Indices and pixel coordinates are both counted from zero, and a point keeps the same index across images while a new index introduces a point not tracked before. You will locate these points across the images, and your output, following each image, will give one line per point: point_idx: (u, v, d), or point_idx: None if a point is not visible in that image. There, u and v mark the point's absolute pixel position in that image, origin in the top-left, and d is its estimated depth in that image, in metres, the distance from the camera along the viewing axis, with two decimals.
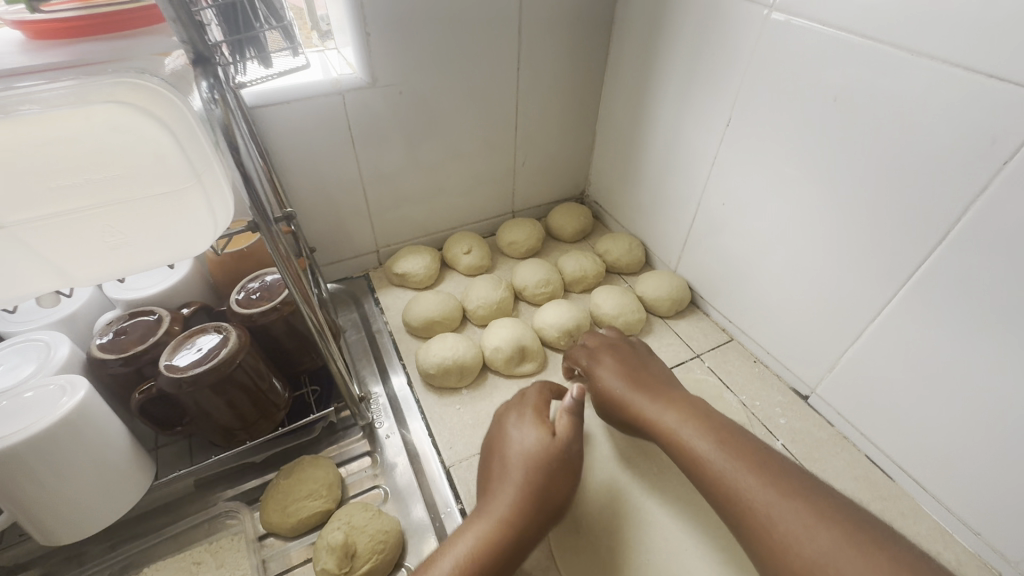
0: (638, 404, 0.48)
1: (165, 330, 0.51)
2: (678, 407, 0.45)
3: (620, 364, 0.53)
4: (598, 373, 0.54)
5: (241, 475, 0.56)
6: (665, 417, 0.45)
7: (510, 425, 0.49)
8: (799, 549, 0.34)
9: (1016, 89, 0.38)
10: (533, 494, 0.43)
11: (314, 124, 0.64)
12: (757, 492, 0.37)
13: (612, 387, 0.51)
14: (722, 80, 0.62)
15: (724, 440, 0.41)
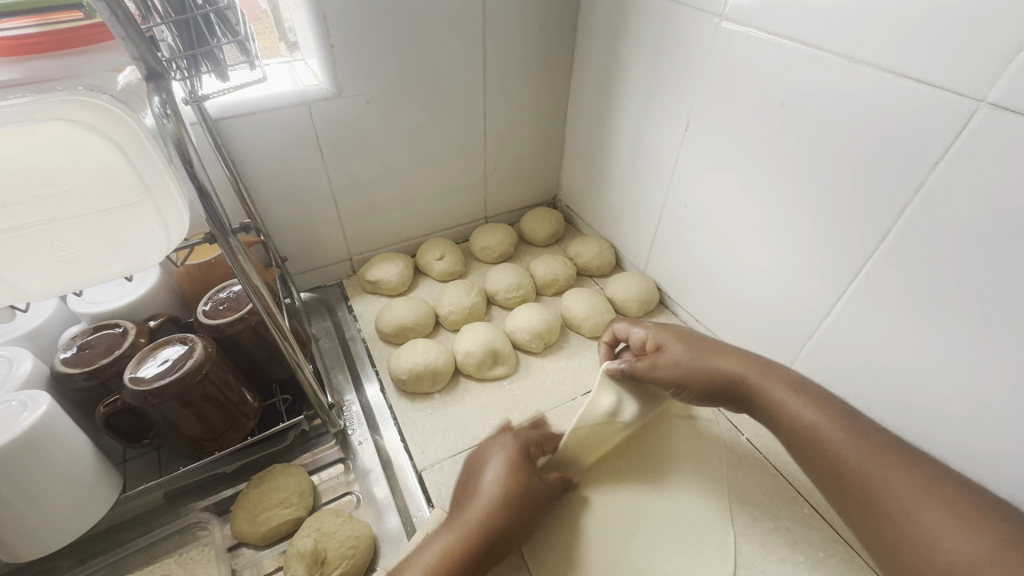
0: (721, 371, 0.49)
1: (130, 343, 0.51)
2: (771, 375, 0.47)
3: (680, 331, 0.54)
4: (660, 340, 0.54)
5: (213, 485, 0.56)
6: (768, 386, 0.47)
7: (493, 452, 0.50)
8: (908, 516, 0.37)
9: (941, 93, 0.41)
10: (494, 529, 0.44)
11: (282, 134, 0.64)
12: (891, 482, 0.39)
13: (682, 352, 0.52)
14: (682, 86, 0.64)
15: (828, 410, 0.44)
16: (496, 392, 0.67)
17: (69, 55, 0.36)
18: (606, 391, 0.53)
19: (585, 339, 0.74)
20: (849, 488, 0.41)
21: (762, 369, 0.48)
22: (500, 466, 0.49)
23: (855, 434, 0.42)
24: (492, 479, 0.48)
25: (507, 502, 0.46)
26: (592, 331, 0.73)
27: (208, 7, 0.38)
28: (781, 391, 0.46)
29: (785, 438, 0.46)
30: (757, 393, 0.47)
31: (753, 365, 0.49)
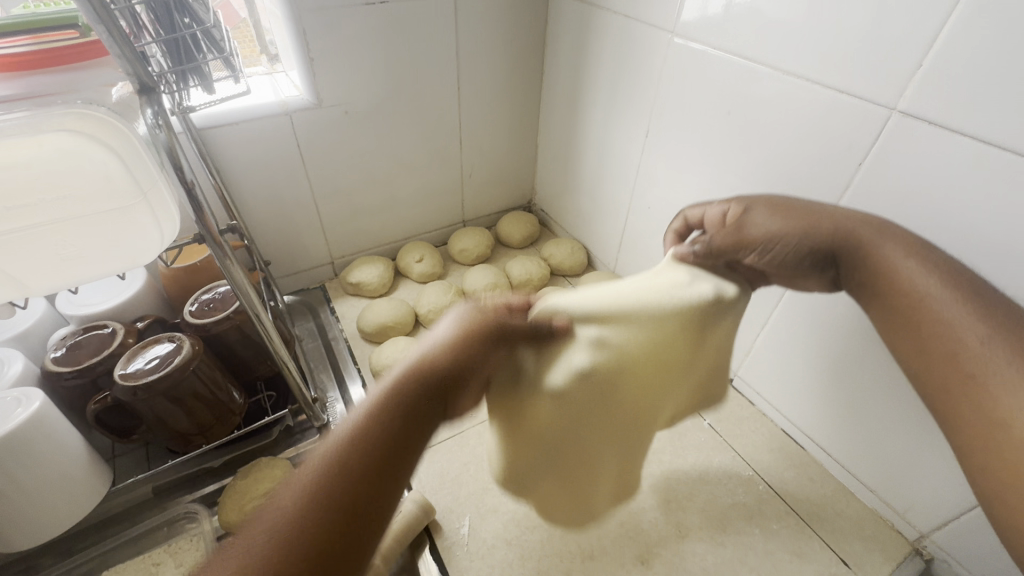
0: (827, 235, 0.40)
1: (118, 343, 0.54)
2: (891, 234, 0.38)
3: (773, 199, 0.42)
4: (752, 210, 0.42)
5: (200, 480, 0.58)
6: (880, 249, 0.38)
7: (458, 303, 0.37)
8: (994, 395, 0.31)
9: (859, 103, 0.46)
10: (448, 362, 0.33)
11: (264, 141, 0.67)
12: (987, 357, 0.31)
13: (776, 221, 0.41)
14: (643, 95, 0.69)
15: (954, 279, 0.35)
16: None
17: (59, 70, 0.39)
18: (680, 272, 0.43)
19: None
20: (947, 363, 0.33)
21: (881, 228, 0.38)
22: (473, 308, 0.36)
23: (979, 305, 0.33)
24: (458, 327, 0.35)
25: (467, 331, 0.35)
26: None
27: (195, 25, 0.41)
28: (895, 253, 0.37)
29: (889, 310, 0.37)
30: (867, 258, 0.38)
31: (863, 223, 0.40)
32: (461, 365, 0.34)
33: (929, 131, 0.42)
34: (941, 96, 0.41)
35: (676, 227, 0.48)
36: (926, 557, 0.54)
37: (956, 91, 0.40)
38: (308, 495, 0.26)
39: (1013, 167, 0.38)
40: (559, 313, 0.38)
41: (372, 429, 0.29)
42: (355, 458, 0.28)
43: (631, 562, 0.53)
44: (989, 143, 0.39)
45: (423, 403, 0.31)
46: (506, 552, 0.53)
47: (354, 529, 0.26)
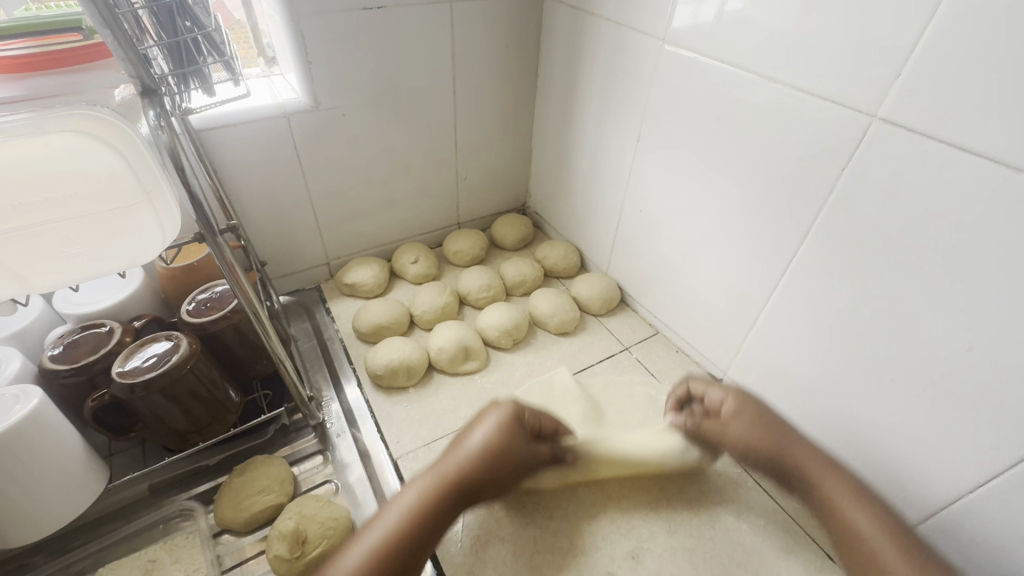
0: (788, 455, 0.53)
1: (116, 341, 0.54)
2: (839, 487, 0.50)
3: (752, 416, 0.56)
4: (730, 428, 0.57)
5: (195, 479, 0.59)
6: (837, 498, 0.49)
7: (493, 408, 0.53)
8: None
9: (841, 109, 0.48)
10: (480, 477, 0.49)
11: (262, 144, 0.68)
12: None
13: (743, 434, 0.56)
14: (635, 101, 0.70)
15: (888, 523, 0.47)
16: (469, 385, 0.71)
17: (71, 70, 0.40)
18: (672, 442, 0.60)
19: (552, 335, 0.79)
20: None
21: (838, 484, 0.50)
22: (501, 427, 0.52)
23: (909, 548, 0.44)
24: (491, 439, 0.51)
25: (501, 438, 0.51)
26: (558, 327, 0.78)
27: (196, 30, 0.42)
28: (836, 488, 0.50)
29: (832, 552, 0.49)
30: (810, 486, 0.52)
31: (811, 458, 0.53)
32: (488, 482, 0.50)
33: (909, 136, 0.44)
34: (919, 103, 0.42)
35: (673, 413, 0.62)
36: None
37: (935, 99, 0.41)
38: (397, 525, 0.44)
39: (989, 173, 0.40)
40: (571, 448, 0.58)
41: (428, 513, 0.46)
42: (422, 523, 0.45)
43: (621, 557, 0.54)
44: (967, 149, 0.40)
45: (454, 504, 0.48)
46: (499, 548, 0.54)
47: (431, 532, 0.45)
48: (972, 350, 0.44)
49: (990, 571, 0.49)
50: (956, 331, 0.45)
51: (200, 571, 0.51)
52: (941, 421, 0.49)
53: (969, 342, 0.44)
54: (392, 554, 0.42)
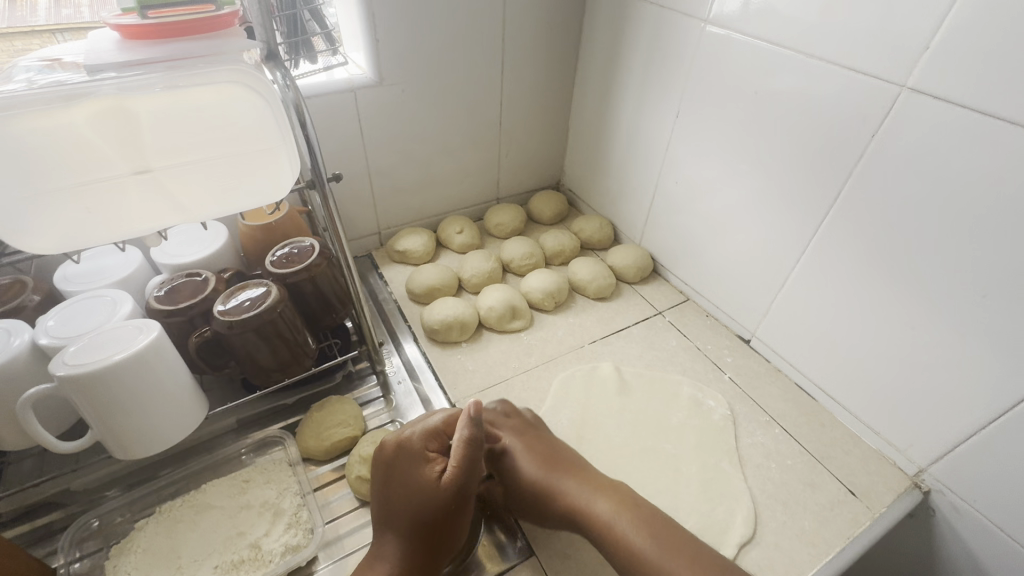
0: (560, 496, 0.53)
1: (211, 288, 0.60)
2: (601, 498, 0.52)
3: (529, 446, 0.58)
4: (511, 455, 0.57)
5: (275, 416, 0.65)
6: (595, 510, 0.51)
7: (404, 445, 0.52)
8: None
9: (872, 80, 0.53)
10: (409, 548, 0.48)
11: (329, 116, 0.74)
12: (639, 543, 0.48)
13: (531, 470, 0.55)
14: (676, 80, 0.75)
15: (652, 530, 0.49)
16: (515, 342, 0.77)
17: (212, 35, 0.46)
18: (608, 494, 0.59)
19: (590, 300, 0.85)
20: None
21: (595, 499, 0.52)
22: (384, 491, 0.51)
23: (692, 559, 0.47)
24: (383, 512, 0.50)
25: (420, 500, 0.49)
26: (596, 292, 0.84)
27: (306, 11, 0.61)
28: (602, 508, 0.51)
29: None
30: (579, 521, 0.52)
31: (573, 487, 0.54)
32: (420, 538, 0.48)
33: (936, 104, 0.49)
34: (947, 71, 0.48)
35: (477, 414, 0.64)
36: (924, 490, 0.61)
37: (961, 68, 0.46)
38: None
39: (1006, 133, 0.45)
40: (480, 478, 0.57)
41: None
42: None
43: (662, 489, 0.61)
44: (987, 113, 0.46)
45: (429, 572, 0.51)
46: None
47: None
48: (984, 296, 0.50)
49: (1000, 499, 0.54)
50: (970, 279, 0.51)
51: (290, 489, 0.57)
52: (955, 364, 0.54)
53: (984, 288, 0.50)
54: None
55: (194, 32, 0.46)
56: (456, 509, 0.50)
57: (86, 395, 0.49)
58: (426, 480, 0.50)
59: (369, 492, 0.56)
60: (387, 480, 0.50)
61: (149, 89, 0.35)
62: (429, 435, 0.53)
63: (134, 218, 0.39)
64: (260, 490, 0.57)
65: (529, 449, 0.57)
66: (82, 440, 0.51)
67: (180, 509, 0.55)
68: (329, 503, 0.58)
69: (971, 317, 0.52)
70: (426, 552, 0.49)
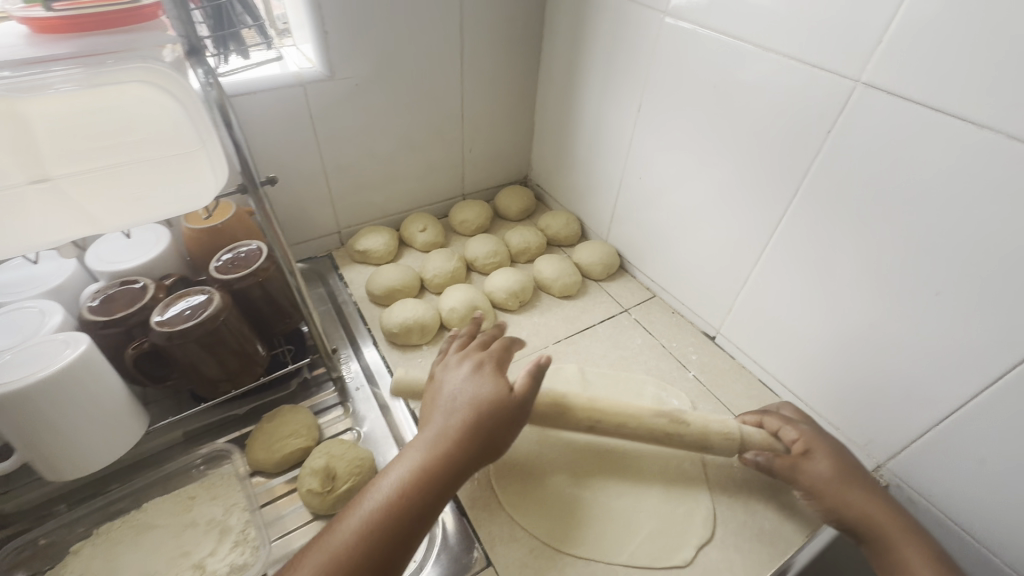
0: (862, 510, 0.51)
1: (151, 297, 0.57)
2: (900, 521, 0.50)
3: (836, 463, 0.54)
4: (817, 468, 0.53)
5: (224, 428, 0.63)
6: (892, 528, 0.50)
7: (476, 360, 0.50)
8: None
9: (827, 75, 0.52)
10: (466, 437, 0.45)
11: (278, 111, 0.71)
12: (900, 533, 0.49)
13: (824, 473, 0.53)
14: (638, 74, 0.74)
15: (914, 534, 0.49)
16: None
17: (129, 29, 0.43)
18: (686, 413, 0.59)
19: (556, 299, 0.83)
20: (819, 497, 0.53)
21: (891, 517, 0.50)
22: (445, 387, 0.49)
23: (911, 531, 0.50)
24: (443, 399, 0.48)
25: (483, 408, 0.46)
26: (561, 291, 0.82)
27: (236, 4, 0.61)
28: (892, 508, 0.51)
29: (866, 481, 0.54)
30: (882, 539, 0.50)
31: (862, 499, 0.51)
32: (479, 436, 0.45)
33: (890, 100, 0.48)
34: (899, 67, 0.47)
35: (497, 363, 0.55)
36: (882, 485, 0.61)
37: (913, 63, 0.46)
38: (358, 526, 0.41)
39: (958, 131, 0.45)
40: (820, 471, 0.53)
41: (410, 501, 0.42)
42: (413, 508, 0.42)
43: (624, 492, 0.60)
44: (939, 110, 0.45)
45: (436, 499, 0.44)
46: (496, 492, 0.59)
47: (428, 516, 0.43)
48: (939, 294, 0.50)
49: (955, 494, 0.55)
50: (924, 276, 0.51)
51: (239, 505, 0.55)
52: (910, 362, 0.54)
53: (938, 286, 0.50)
54: (357, 552, 0.40)
55: (108, 25, 0.43)
56: (510, 427, 0.47)
57: (6, 416, 0.45)
58: (492, 386, 0.48)
59: (321, 505, 0.54)
60: (455, 371, 0.50)
61: (40, 90, 0.32)
62: (497, 357, 0.51)
63: (37, 228, 0.36)
64: (206, 508, 0.55)
65: (837, 464, 0.53)
66: (6, 464, 0.48)
67: (120, 530, 0.53)
68: (281, 517, 0.56)
69: (926, 314, 0.51)
70: (477, 452, 0.45)
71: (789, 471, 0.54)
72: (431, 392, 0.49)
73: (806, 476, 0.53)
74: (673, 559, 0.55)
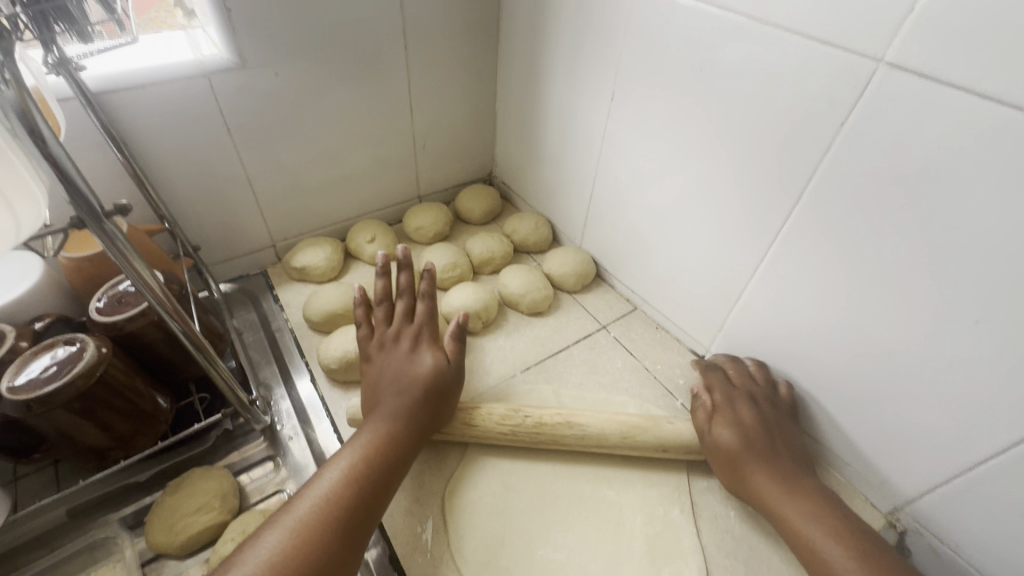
0: (758, 482, 0.51)
1: (8, 349, 0.45)
2: (801, 497, 0.49)
3: (741, 428, 0.54)
4: (718, 432, 0.54)
5: (123, 498, 0.51)
6: (786, 501, 0.49)
7: (417, 333, 0.56)
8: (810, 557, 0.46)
9: (839, 54, 0.42)
10: (417, 396, 0.50)
11: (176, 107, 0.58)
12: (798, 510, 0.48)
13: (727, 439, 0.53)
14: (610, 56, 0.63)
15: (817, 511, 0.47)
16: None
17: None
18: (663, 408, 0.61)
19: (524, 316, 0.73)
20: (722, 463, 0.54)
21: (788, 491, 0.49)
22: (387, 360, 0.54)
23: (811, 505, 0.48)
24: (388, 370, 0.53)
25: (431, 375, 0.52)
26: (531, 307, 0.72)
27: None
28: (793, 480, 0.50)
29: (784, 453, 0.52)
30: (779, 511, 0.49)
31: (758, 469, 0.51)
32: (428, 402, 0.51)
33: (921, 84, 0.39)
34: (932, 44, 0.37)
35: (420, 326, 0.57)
36: (900, 529, 0.54)
37: (953, 37, 0.36)
38: (333, 492, 0.42)
39: (1010, 124, 0.35)
40: (718, 437, 0.54)
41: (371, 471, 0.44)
42: (380, 470, 0.45)
43: (605, 556, 0.51)
44: (987, 97, 0.36)
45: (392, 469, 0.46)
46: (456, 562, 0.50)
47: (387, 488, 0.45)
48: (978, 323, 0.41)
49: (986, 546, 0.47)
50: (958, 299, 0.42)
51: None
52: (937, 399, 0.46)
53: (975, 313, 0.41)
54: (337, 512, 0.41)
55: None
56: (453, 390, 0.54)
57: None
58: (430, 353, 0.54)
59: None
60: (393, 346, 0.55)
61: None
62: (428, 328, 0.57)
63: None
64: None
65: (739, 432, 0.53)
66: None
67: None
68: None
69: (959, 345, 0.43)
70: (424, 420, 0.50)
71: (699, 435, 0.56)
72: (373, 367, 0.53)
73: (711, 440, 0.55)
74: None
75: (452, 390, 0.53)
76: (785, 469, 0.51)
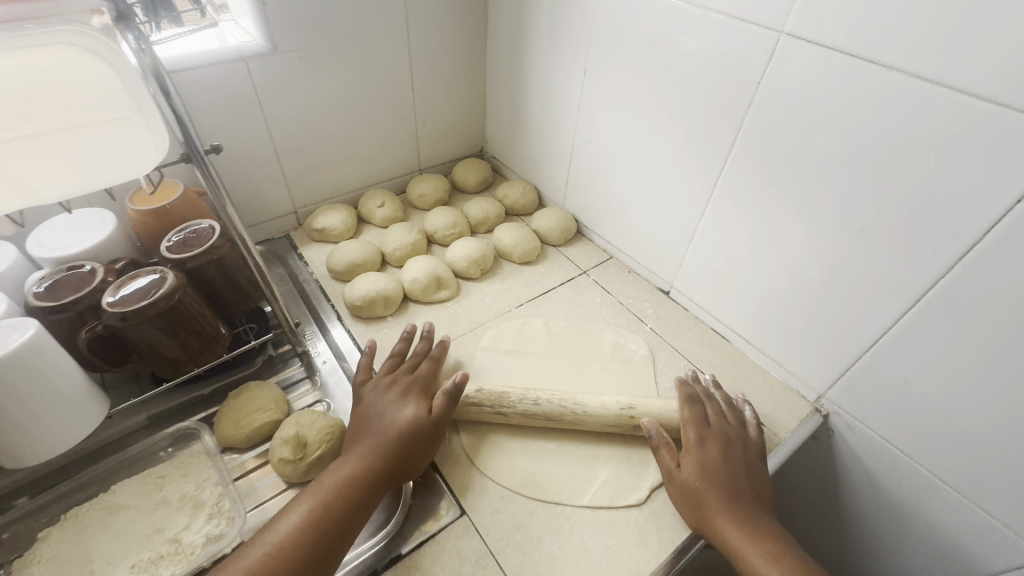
0: (722, 527, 0.51)
1: (99, 280, 0.56)
2: (761, 542, 0.50)
3: (709, 466, 0.55)
4: (684, 468, 0.55)
5: (190, 410, 0.63)
6: (749, 547, 0.49)
7: (405, 386, 0.59)
8: None
9: (753, 27, 0.55)
10: (392, 447, 0.53)
11: (218, 88, 0.69)
12: (760, 556, 0.49)
13: (693, 477, 0.54)
14: (581, 39, 0.75)
15: (782, 559, 0.48)
16: (442, 311, 0.77)
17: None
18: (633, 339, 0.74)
19: (516, 265, 0.85)
20: (686, 503, 0.54)
21: (751, 534, 0.50)
22: (372, 404, 0.57)
23: (775, 551, 0.49)
24: (373, 411, 0.56)
25: (411, 425, 0.54)
26: (522, 257, 0.84)
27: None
28: (757, 526, 0.51)
29: (747, 492, 0.53)
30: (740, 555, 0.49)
31: (723, 509, 0.52)
32: (401, 454, 0.53)
33: (810, 47, 0.51)
34: (816, 15, 0.50)
35: (409, 380, 0.60)
36: (824, 413, 0.67)
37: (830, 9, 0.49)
38: (289, 535, 0.45)
39: (868, 74, 0.48)
40: (686, 476, 0.55)
41: (330, 515, 0.47)
42: (339, 518, 0.48)
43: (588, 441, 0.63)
44: (851, 55, 0.49)
45: (352, 516, 0.49)
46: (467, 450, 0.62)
47: (345, 535, 0.48)
48: (861, 229, 0.54)
49: (883, 415, 0.60)
50: (847, 214, 0.55)
51: (211, 480, 0.56)
52: (840, 296, 0.59)
53: (859, 222, 0.54)
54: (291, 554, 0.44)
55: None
56: (432, 440, 0.56)
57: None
58: (414, 405, 0.57)
59: (295, 473, 0.55)
60: (384, 389, 0.58)
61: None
62: (417, 382, 0.60)
63: None
64: (177, 485, 0.55)
65: (707, 470, 0.54)
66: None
67: (88, 513, 0.53)
68: (256, 488, 0.56)
69: (851, 250, 0.56)
70: (396, 471, 0.53)
71: (665, 474, 0.56)
72: (362, 406, 0.57)
73: (676, 480, 0.55)
74: (629, 499, 0.58)
75: (428, 443, 0.55)
76: (748, 512, 0.52)
